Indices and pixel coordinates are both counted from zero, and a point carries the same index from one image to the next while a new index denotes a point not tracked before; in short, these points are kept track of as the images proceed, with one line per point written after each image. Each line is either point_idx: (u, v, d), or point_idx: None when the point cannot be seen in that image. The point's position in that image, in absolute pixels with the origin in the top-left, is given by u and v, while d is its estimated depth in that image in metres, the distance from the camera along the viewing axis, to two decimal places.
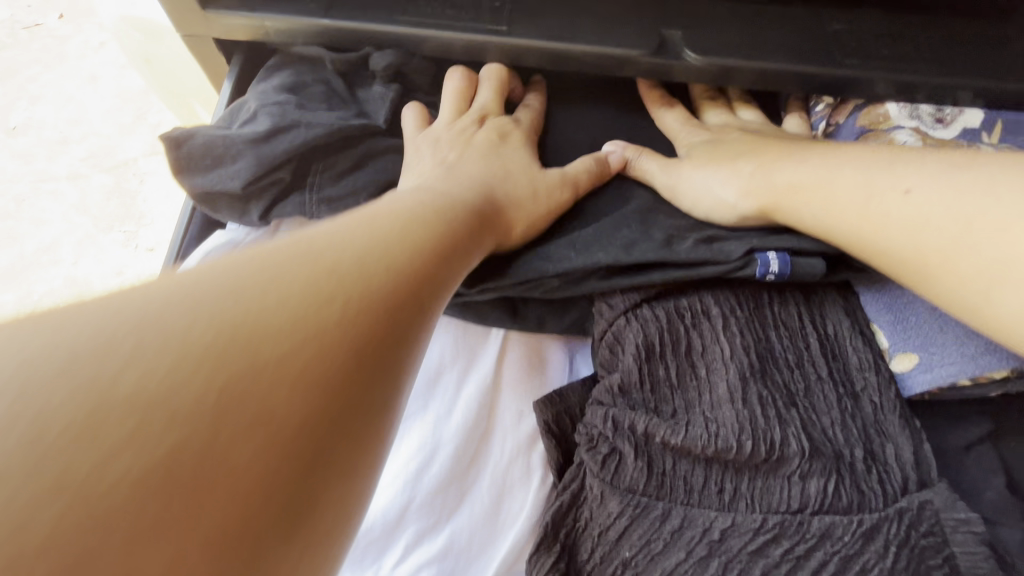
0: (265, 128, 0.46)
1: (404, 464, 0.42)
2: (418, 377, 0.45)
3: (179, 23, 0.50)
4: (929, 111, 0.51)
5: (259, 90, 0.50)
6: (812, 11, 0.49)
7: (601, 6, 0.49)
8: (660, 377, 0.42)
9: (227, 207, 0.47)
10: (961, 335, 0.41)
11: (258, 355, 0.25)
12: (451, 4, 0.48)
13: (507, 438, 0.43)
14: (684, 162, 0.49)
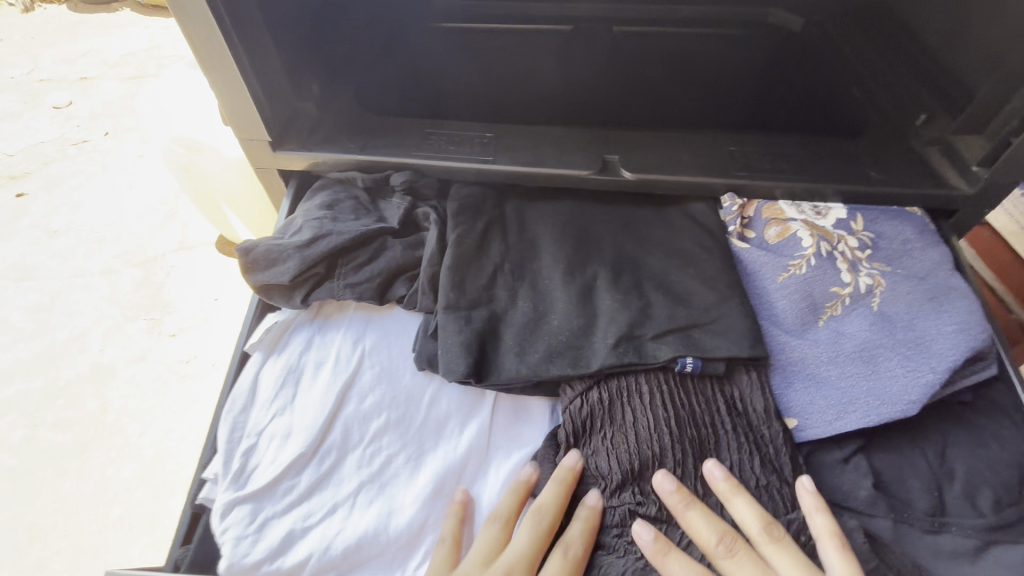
0: (309, 236, 0.62)
1: (421, 489, 0.58)
2: (431, 423, 0.61)
3: (254, 159, 0.69)
4: (809, 208, 0.68)
5: (305, 208, 0.66)
6: (712, 139, 0.70)
7: (560, 140, 0.70)
8: (612, 429, 0.59)
9: (279, 294, 0.63)
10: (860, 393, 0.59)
11: None
12: (452, 143, 0.69)
13: (498, 470, 0.61)
14: (631, 252, 0.67)
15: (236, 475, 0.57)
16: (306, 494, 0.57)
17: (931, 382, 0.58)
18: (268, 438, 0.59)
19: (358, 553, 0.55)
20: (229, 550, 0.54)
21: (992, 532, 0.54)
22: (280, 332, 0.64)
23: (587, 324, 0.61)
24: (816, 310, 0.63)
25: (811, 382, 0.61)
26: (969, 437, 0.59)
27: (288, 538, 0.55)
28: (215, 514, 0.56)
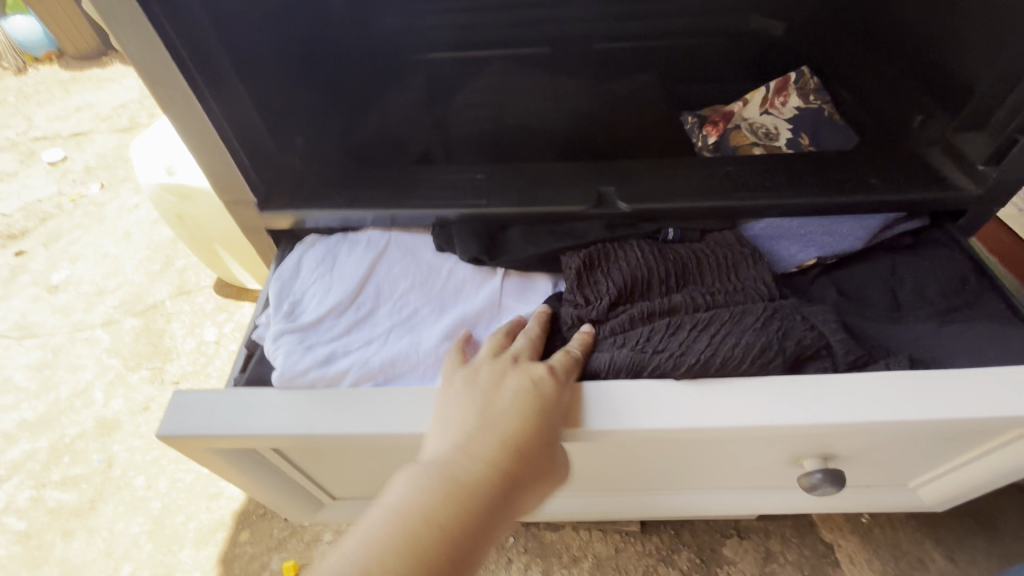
0: (342, 218, 0.65)
1: (443, 329, 0.57)
2: (450, 285, 0.62)
3: (242, 221, 0.67)
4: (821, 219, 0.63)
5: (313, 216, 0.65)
6: (708, 164, 0.68)
7: (554, 178, 0.68)
8: (608, 265, 0.61)
9: None
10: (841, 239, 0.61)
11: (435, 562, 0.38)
12: (441, 189, 0.67)
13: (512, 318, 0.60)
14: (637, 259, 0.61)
15: (289, 313, 0.57)
16: (343, 335, 0.56)
17: (869, 226, 0.62)
18: (318, 287, 0.59)
19: (390, 367, 0.54)
20: (281, 357, 0.53)
21: (944, 316, 0.56)
22: (307, 244, 0.65)
23: (584, 216, 0.64)
24: (795, 230, 0.63)
25: (776, 234, 0.64)
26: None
27: (333, 353, 0.54)
28: (266, 344, 0.56)
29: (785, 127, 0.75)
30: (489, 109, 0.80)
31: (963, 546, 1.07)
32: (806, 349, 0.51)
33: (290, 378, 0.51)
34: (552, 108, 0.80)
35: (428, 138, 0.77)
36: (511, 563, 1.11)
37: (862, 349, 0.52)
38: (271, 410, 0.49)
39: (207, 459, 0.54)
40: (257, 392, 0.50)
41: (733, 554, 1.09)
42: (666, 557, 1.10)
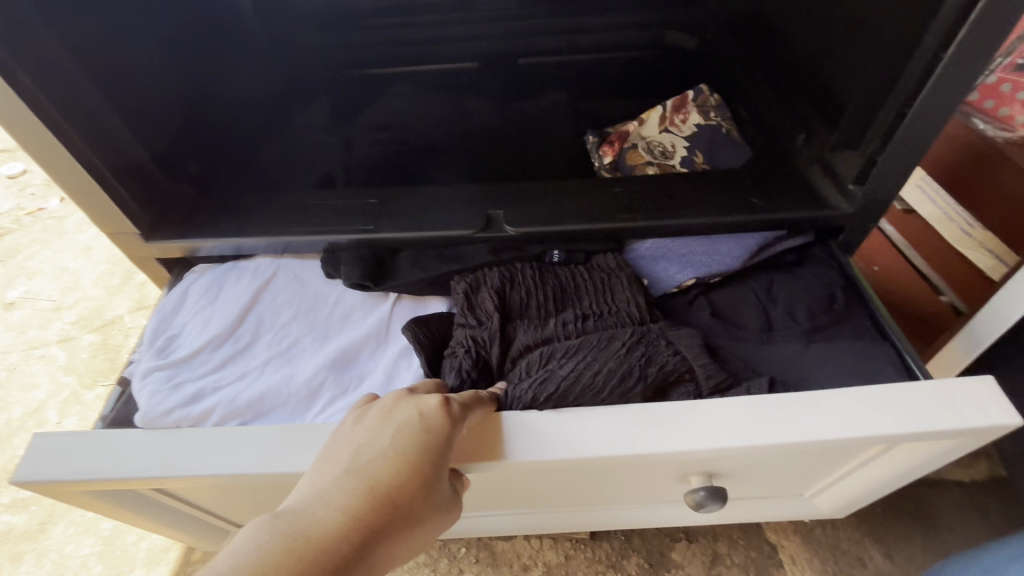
0: (232, 247, 0.66)
1: (321, 359, 0.58)
2: (335, 314, 0.62)
3: (133, 251, 0.67)
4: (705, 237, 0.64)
5: (207, 246, 0.66)
6: (598, 185, 0.69)
7: (449, 200, 0.68)
8: (492, 285, 0.61)
9: None
10: (723, 260, 0.62)
11: None
12: (334, 214, 0.67)
13: (394, 345, 0.60)
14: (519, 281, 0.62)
15: (162, 349, 0.57)
16: (217, 369, 0.56)
17: (749, 245, 0.63)
18: (194, 323, 0.59)
19: (260, 403, 0.54)
20: (146, 398, 0.53)
21: (811, 335, 0.57)
22: (197, 274, 0.65)
23: (471, 241, 0.65)
24: (680, 250, 0.64)
25: (660, 255, 0.64)
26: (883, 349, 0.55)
27: (201, 390, 0.54)
28: (136, 383, 0.56)
29: (682, 145, 0.76)
30: (403, 130, 0.80)
31: (901, 544, 1.08)
32: (669, 373, 0.52)
33: (152, 420, 0.51)
34: (465, 129, 0.80)
35: (338, 161, 0.77)
36: (460, 574, 1.10)
37: (725, 372, 0.53)
38: (129, 450, 0.49)
39: (83, 504, 0.54)
40: (117, 434, 0.50)
41: (682, 559, 1.10)
42: (615, 563, 1.09)
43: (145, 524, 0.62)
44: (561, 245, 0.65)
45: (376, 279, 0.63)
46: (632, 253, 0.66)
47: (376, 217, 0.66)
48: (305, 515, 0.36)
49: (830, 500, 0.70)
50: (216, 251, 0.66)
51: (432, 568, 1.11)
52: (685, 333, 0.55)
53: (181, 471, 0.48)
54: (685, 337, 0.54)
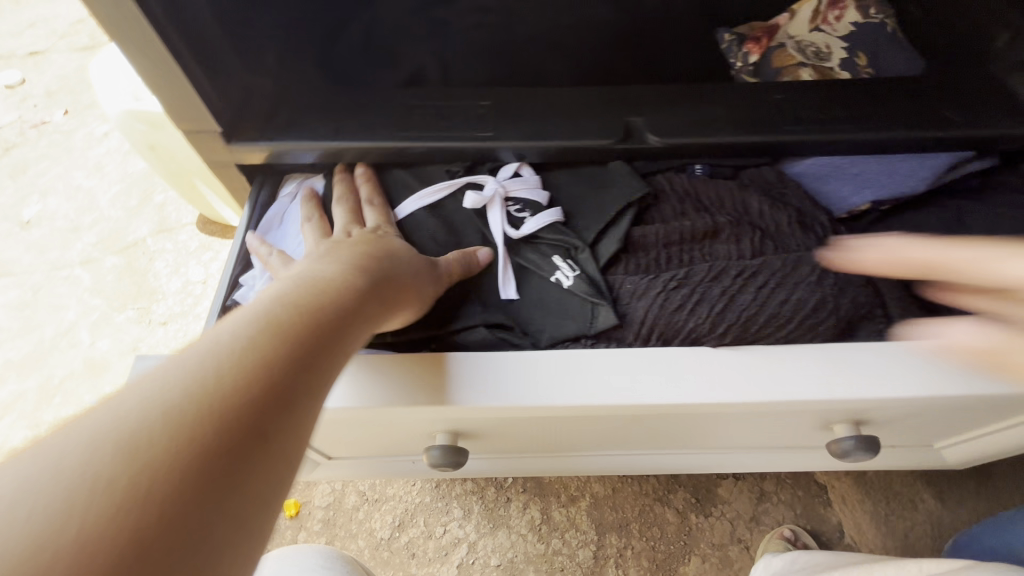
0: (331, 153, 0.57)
1: None
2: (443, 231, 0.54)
3: (207, 155, 0.57)
4: (884, 166, 0.54)
5: (294, 145, 0.56)
6: (753, 88, 0.58)
7: (572, 105, 0.57)
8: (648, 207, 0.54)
9: (301, 178, 0.61)
10: (905, 185, 0.53)
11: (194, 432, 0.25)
12: (442, 117, 0.57)
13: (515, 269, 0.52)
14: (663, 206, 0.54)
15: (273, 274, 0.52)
16: None
17: (936, 166, 0.54)
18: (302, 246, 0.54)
19: None
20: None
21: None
22: (291, 191, 0.59)
23: (598, 154, 0.56)
24: (852, 174, 0.54)
25: (824, 173, 0.55)
26: None
27: None
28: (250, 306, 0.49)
29: (839, 45, 0.64)
30: (503, 19, 0.68)
31: (954, 488, 1.07)
32: (859, 307, 0.45)
33: None
34: (574, 20, 0.69)
35: (431, 53, 0.66)
36: (507, 501, 1.08)
37: (922, 305, 0.46)
38: None
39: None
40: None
41: (728, 494, 1.08)
42: (663, 497, 1.08)
43: None
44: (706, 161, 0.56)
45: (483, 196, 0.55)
46: (791, 168, 0.56)
47: (486, 120, 0.56)
48: (72, 452, 0.24)
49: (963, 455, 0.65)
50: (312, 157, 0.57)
51: (480, 495, 1.08)
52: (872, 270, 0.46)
53: None
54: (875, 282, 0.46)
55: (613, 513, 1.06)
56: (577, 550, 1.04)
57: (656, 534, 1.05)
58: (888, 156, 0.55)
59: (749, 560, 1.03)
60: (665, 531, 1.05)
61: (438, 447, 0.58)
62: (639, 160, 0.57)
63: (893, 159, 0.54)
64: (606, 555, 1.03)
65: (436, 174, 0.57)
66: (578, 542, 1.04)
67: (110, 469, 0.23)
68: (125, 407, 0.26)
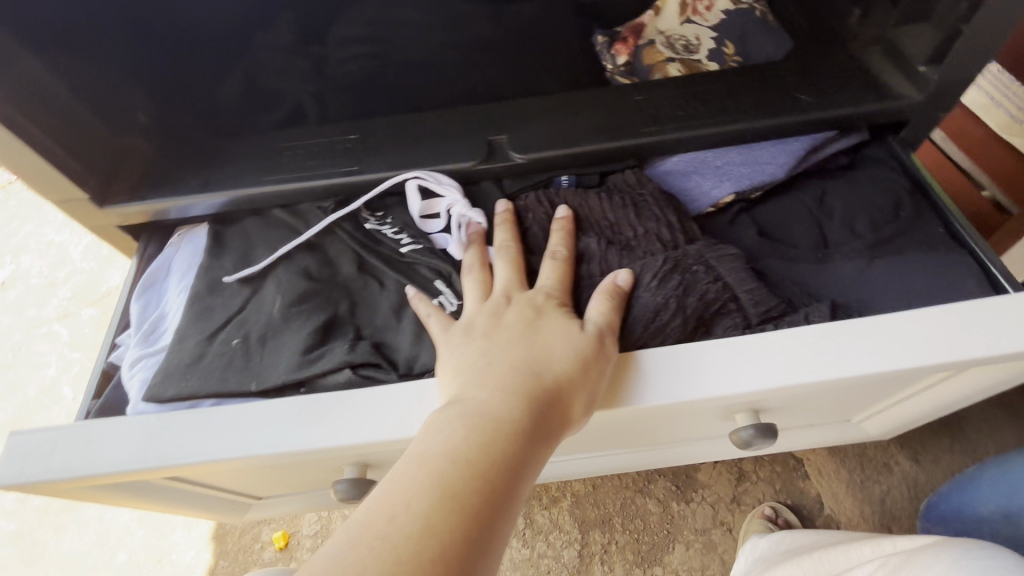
0: (218, 207, 0.58)
1: (291, 323, 0.51)
2: (310, 267, 0.54)
3: (89, 221, 0.59)
4: (748, 156, 0.54)
5: (171, 202, 0.57)
6: (616, 93, 0.58)
7: (437, 131, 0.58)
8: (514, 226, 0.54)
9: (184, 228, 0.61)
10: (770, 173, 0.54)
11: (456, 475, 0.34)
12: (310, 157, 0.58)
13: (384, 301, 0.53)
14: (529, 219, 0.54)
15: (147, 334, 0.52)
16: (210, 334, 0.51)
17: (795, 151, 0.54)
18: (179, 301, 0.54)
19: (255, 368, 0.48)
20: (139, 381, 0.48)
21: (874, 250, 0.49)
22: (175, 241, 0.60)
23: (464, 177, 0.56)
24: (718, 168, 0.54)
25: (691, 169, 0.55)
26: (936, 254, 0.48)
27: (186, 363, 0.48)
28: (123, 368, 0.50)
29: (708, 36, 0.64)
30: (380, 48, 0.69)
31: (928, 447, 1.03)
32: (707, 305, 0.46)
33: (147, 400, 0.47)
34: (452, 41, 0.70)
35: (310, 90, 0.67)
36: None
37: (776, 297, 0.47)
38: (119, 444, 0.44)
39: (103, 486, 0.52)
40: (104, 423, 0.46)
41: (707, 477, 1.05)
42: (642, 488, 1.05)
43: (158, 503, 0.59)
44: (572, 171, 0.56)
45: (349, 228, 0.55)
46: (657, 167, 0.56)
47: (354, 156, 0.57)
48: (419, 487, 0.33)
49: (891, 422, 0.64)
50: (192, 213, 0.59)
51: None
52: (725, 266, 0.47)
53: (168, 446, 0.43)
54: (728, 280, 0.47)
55: (595, 509, 1.04)
56: (562, 551, 1.02)
57: (639, 526, 1.02)
58: (753, 146, 0.55)
59: (733, 543, 1.00)
60: (647, 522, 1.02)
61: (346, 481, 0.57)
62: (509, 177, 0.57)
63: (757, 149, 0.55)
64: (591, 553, 1.01)
65: (310, 214, 0.57)
66: (562, 543, 1.02)
67: (409, 524, 0.31)
68: (444, 456, 0.35)
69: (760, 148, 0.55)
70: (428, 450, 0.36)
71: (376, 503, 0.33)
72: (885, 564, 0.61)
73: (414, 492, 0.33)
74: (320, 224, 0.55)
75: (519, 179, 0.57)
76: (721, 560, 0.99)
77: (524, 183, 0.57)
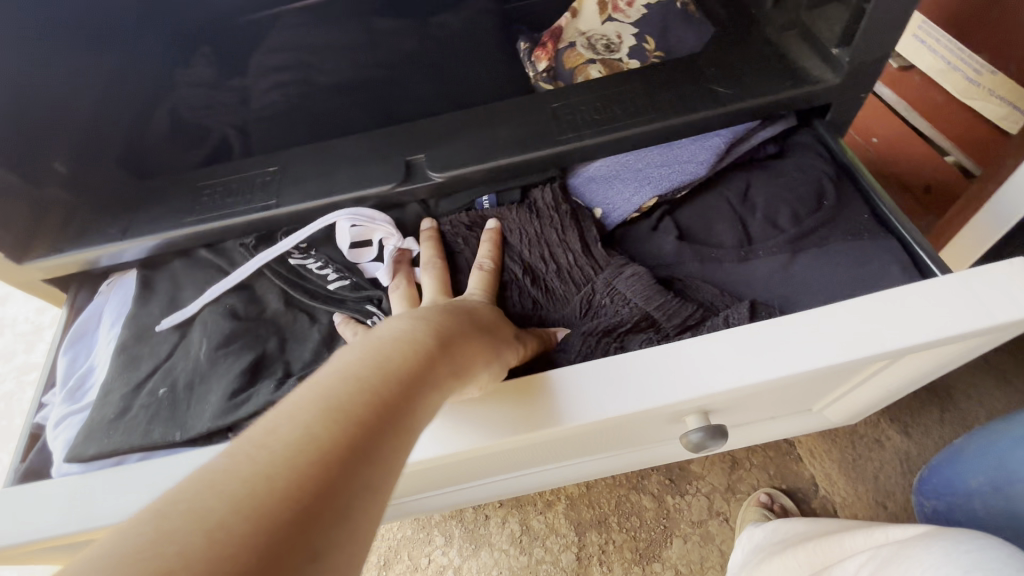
0: (145, 254, 0.58)
1: (214, 367, 0.49)
2: (235, 307, 0.53)
3: (16, 278, 0.58)
4: (669, 157, 0.54)
5: (94, 253, 0.57)
6: (533, 99, 0.57)
7: (355, 155, 0.57)
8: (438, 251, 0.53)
9: (115, 275, 0.61)
10: (692, 172, 0.53)
11: (344, 401, 0.29)
12: (230, 193, 0.57)
13: (310, 336, 0.51)
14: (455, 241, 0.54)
15: (73, 390, 0.52)
16: (134, 385, 0.50)
17: (716, 146, 0.54)
18: (105, 352, 0.54)
19: (179, 418, 0.47)
20: (62, 442, 0.47)
21: (797, 243, 0.50)
22: (106, 289, 0.59)
23: (384, 201, 0.56)
24: (640, 172, 0.54)
25: (614, 175, 0.55)
26: (857, 244, 0.48)
27: (108, 419, 0.47)
28: (50, 428, 0.50)
29: (629, 33, 0.63)
30: (304, 74, 0.69)
31: (917, 419, 0.97)
32: (619, 326, 0.47)
33: (70, 460, 0.46)
34: (375, 60, 0.69)
35: (234, 123, 0.67)
36: (486, 519, 0.99)
37: (693, 305, 0.48)
38: (40, 509, 0.43)
39: (41, 551, 0.51)
40: (27, 489, 0.45)
41: (701, 468, 0.98)
42: (636, 484, 0.98)
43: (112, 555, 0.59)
44: (494, 187, 0.56)
45: (272, 266, 0.54)
46: (581, 175, 0.56)
47: (273, 189, 0.56)
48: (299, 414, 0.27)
49: (862, 403, 0.60)
50: (121, 261, 0.59)
51: (459, 518, 0.99)
52: (646, 278, 0.48)
53: (89, 507, 0.43)
54: (649, 291, 0.48)
55: (590, 511, 0.97)
56: (559, 555, 0.95)
57: (636, 524, 0.95)
58: (674, 145, 0.55)
59: (730, 532, 0.93)
60: (643, 519, 0.95)
61: None
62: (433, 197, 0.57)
63: (678, 148, 0.54)
64: (589, 554, 0.94)
65: (235, 251, 0.57)
66: (559, 546, 0.95)
67: (288, 440, 0.26)
68: (327, 386, 0.29)
69: (681, 147, 0.54)
70: (255, 430, 0.27)
71: (243, 437, 0.26)
72: (876, 557, 0.53)
73: (298, 415, 0.27)
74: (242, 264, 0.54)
75: (444, 199, 0.57)
76: (720, 551, 0.92)
77: (449, 202, 0.57)
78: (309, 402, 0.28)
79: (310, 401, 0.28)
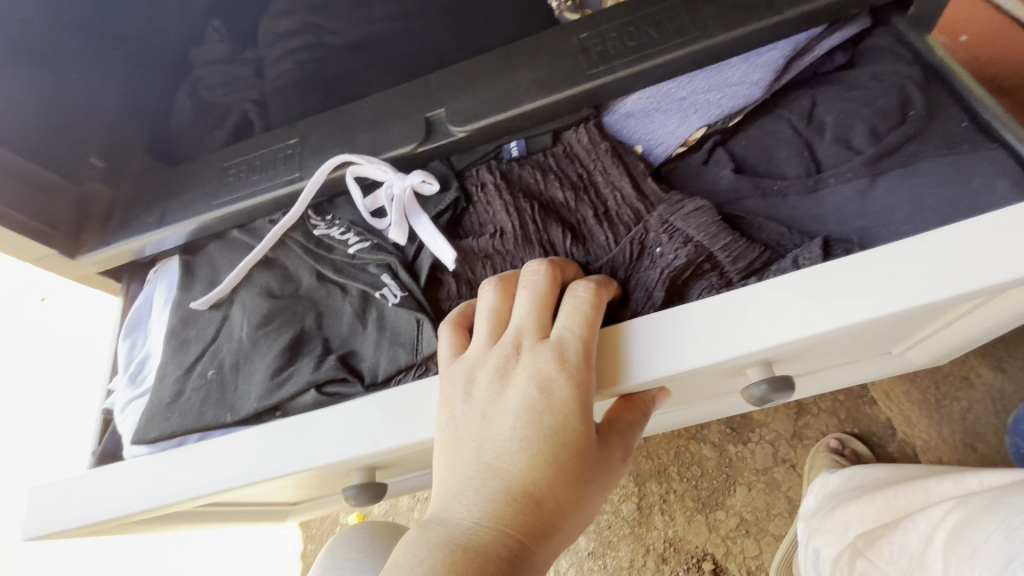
0: (183, 239, 0.58)
1: (255, 347, 0.50)
2: (271, 284, 0.53)
3: (73, 273, 0.61)
4: (720, 82, 0.47)
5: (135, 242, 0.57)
6: (557, 33, 0.51)
7: (373, 116, 0.54)
8: (470, 208, 0.50)
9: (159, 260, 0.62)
10: (747, 97, 0.47)
11: (511, 476, 0.34)
12: (254, 170, 0.56)
13: (343, 309, 0.50)
14: (483, 194, 0.50)
15: (133, 375, 0.54)
16: (183, 369, 0.51)
17: (772, 62, 0.46)
18: (157, 338, 0.55)
19: (228, 399, 0.48)
20: (129, 425, 0.50)
21: (877, 165, 0.43)
22: (154, 274, 0.61)
23: (407, 162, 0.53)
24: (685, 101, 0.48)
25: (654, 107, 0.48)
26: (953, 161, 0.41)
27: (164, 402, 0.49)
28: (117, 413, 0.52)
29: None
30: (316, 38, 0.65)
31: (1014, 352, 0.83)
32: (678, 270, 0.41)
33: (134, 443, 0.48)
34: (387, 13, 0.64)
35: (252, 98, 0.65)
36: None
37: (759, 246, 0.42)
38: (116, 491, 0.46)
39: (132, 523, 0.55)
40: (105, 469, 0.48)
41: (764, 415, 0.92)
42: (696, 433, 0.94)
43: (194, 523, 0.63)
44: (522, 135, 0.51)
45: (301, 238, 0.53)
46: (618, 108, 0.50)
47: (296, 162, 0.55)
48: (481, 490, 0.34)
49: (956, 342, 0.53)
50: (164, 249, 0.60)
51: None
52: (700, 220, 0.43)
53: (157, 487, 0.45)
54: (706, 232, 0.42)
55: (649, 462, 0.95)
56: (620, 505, 0.95)
57: (697, 473, 0.92)
58: (728, 66, 0.47)
59: (798, 479, 0.88)
60: (704, 467, 0.92)
61: (353, 488, 0.57)
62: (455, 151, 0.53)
63: (731, 69, 0.47)
64: (650, 504, 0.93)
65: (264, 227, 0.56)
66: (619, 497, 0.95)
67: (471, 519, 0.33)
68: (496, 463, 0.35)
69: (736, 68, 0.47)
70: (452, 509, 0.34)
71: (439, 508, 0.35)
72: (961, 504, 0.49)
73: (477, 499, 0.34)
74: (270, 239, 0.53)
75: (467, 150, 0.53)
76: (787, 498, 0.88)
77: (473, 154, 0.53)
78: (482, 483, 0.34)
79: (484, 480, 0.34)
